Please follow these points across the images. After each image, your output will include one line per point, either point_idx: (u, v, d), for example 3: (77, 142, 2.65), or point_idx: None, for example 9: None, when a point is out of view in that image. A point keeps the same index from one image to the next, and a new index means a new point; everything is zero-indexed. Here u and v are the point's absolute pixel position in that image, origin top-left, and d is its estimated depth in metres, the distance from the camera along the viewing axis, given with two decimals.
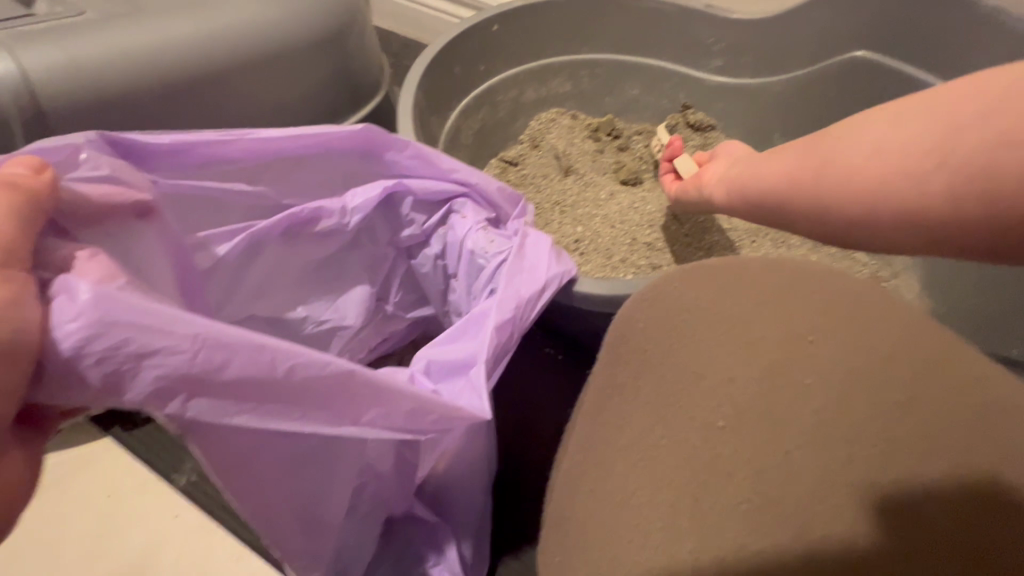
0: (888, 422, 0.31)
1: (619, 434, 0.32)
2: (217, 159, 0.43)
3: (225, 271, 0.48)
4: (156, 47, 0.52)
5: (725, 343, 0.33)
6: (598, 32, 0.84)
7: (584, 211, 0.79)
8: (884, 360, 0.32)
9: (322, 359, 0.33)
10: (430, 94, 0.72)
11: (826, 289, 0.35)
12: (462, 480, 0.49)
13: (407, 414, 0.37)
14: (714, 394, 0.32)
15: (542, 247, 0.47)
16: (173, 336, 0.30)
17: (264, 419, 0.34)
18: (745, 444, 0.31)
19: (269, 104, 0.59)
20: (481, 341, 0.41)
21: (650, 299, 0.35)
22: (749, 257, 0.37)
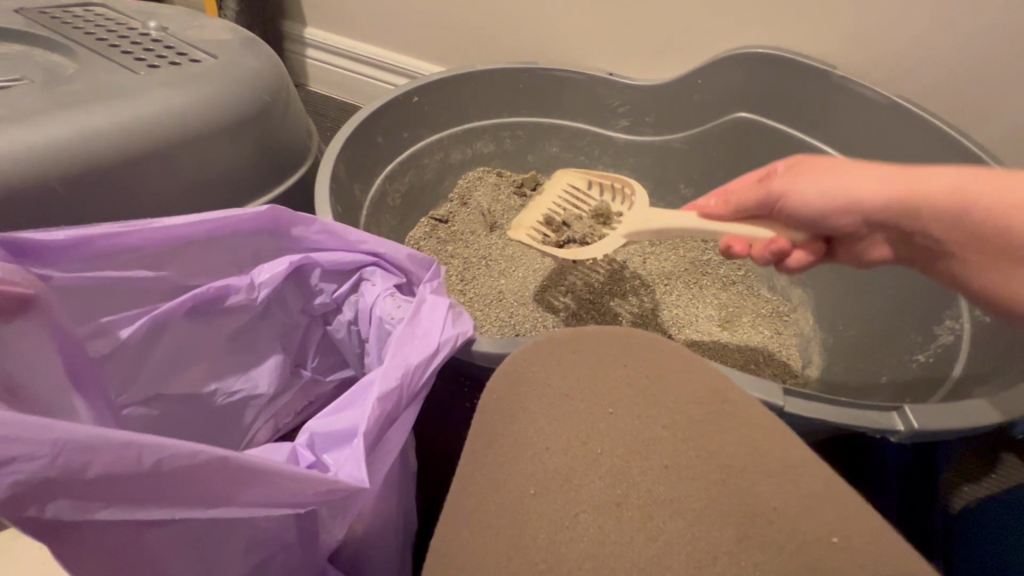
0: (712, 493, 0.30)
1: (468, 500, 0.32)
2: (115, 250, 0.45)
3: (126, 356, 0.49)
4: (64, 141, 0.54)
5: (565, 416, 0.33)
6: (514, 98, 0.91)
7: (508, 265, 0.83)
8: (716, 427, 0.32)
9: (189, 450, 0.36)
10: (355, 164, 0.76)
11: (673, 362, 0.35)
12: (373, 541, 0.52)
13: (285, 491, 0.40)
14: (545, 470, 0.31)
15: (438, 310, 0.50)
16: (31, 443, 0.32)
17: (130, 510, 0.36)
18: (556, 513, 0.30)
19: (188, 185, 0.62)
20: (363, 411, 0.43)
21: (510, 376, 0.36)
22: (605, 330, 0.38)
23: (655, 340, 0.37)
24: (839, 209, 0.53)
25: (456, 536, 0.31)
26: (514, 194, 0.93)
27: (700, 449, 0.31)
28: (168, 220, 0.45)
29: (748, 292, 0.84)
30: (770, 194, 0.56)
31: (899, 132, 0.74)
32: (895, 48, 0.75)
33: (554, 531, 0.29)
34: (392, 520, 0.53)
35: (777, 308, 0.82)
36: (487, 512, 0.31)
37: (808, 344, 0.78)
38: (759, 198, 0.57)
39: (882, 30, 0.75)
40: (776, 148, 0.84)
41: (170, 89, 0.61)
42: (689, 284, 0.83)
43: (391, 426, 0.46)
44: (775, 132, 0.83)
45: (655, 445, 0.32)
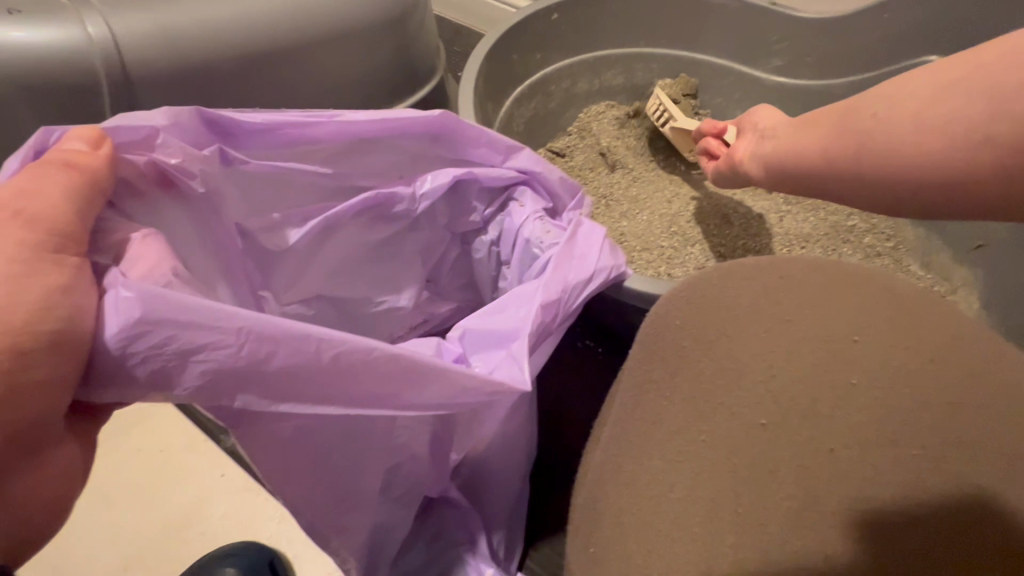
0: (933, 422, 0.32)
1: (656, 428, 0.35)
2: (301, 141, 0.43)
3: (293, 256, 0.49)
4: (233, 20, 0.53)
5: (765, 341, 0.35)
6: (657, 24, 0.83)
7: (630, 207, 0.78)
8: (931, 363, 0.34)
9: (366, 347, 0.35)
10: (489, 80, 0.72)
11: (871, 293, 0.37)
12: (498, 462, 0.51)
13: (450, 390, 0.39)
14: (754, 392, 0.34)
15: (594, 237, 0.47)
16: (218, 332, 0.32)
17: (313, 406, 0.37)
18: (787, 442, 0.33)
19: (333, 83, 0.60)
20: (524, 319, 0.41)
21: (687, 297, 0.38)
22: (792, 260, 0.39)
23: (857, 278, 0.38)
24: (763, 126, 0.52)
25: (648, 457, 0.34)
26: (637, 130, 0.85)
27: (905, 369, 0.34)
28: (352, 115, 0.43)
29: (899, 266, 0.75)
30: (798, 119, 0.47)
31: None
32: None
33: (791, 448, 0.33)
34: (517, 448, 0.51)
35: (934, 287, 0.73)
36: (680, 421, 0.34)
37: None
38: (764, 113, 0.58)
39: None
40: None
41: None
42: (830, 249, 0.76)
43: (544, 343, 0.44)
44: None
45: (864, 370, 0.34)
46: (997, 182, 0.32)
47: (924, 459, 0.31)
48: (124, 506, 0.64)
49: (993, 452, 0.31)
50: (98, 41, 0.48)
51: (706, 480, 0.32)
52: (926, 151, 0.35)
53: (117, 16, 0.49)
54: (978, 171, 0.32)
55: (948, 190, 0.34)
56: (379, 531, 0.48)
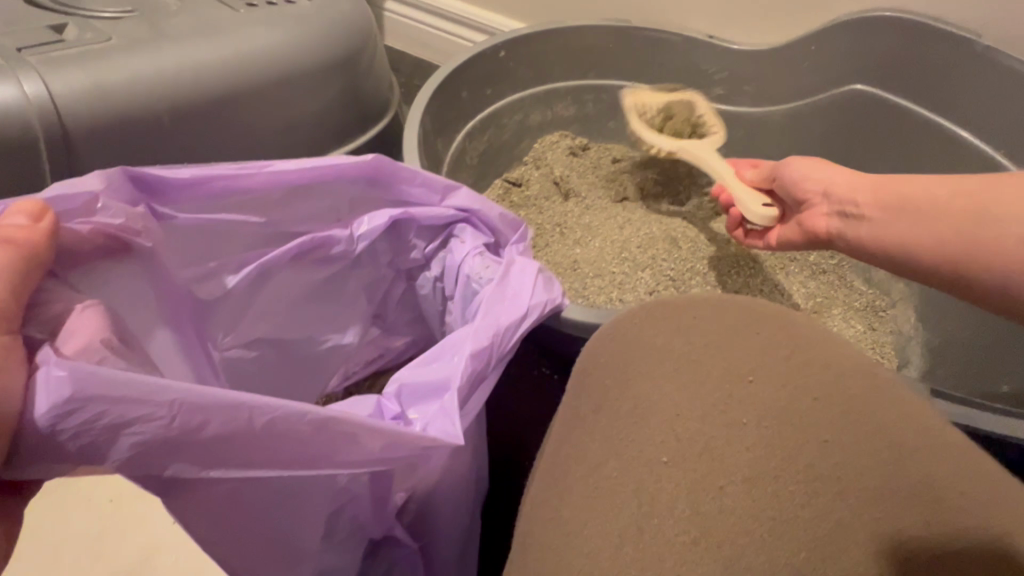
0: (823, 457, 0.33)
1: (575, 464, 0.35)
2: (229, 192, 0.45)
3: (231, 302, 0.49)
4: (175, 76, 0.55)
5: (672, 377, 0.37)
6: (602, 57, 0.86)
7: (583, 235, 0.80)
8: (823, 398, 0.36)
9: (298, 410, 0.35)
10: (437, 117, 0.74)
11: (771, 331, 0.39)
12: (445, 501, 0.51)
13: (388, 440, 0.39)
14: (659, 427, 0.35)
15: (528, 274, 0.49)
16: (150, 405, 0.32)
17: (245, 470, 0.37)
18: (686, 476, 0.33)
19: (278, 128, 0.61)
20: (456, 366, 0.42)
21: (609, 334, 0.40)
22: (703, 300, 0.41)
23: (765, 314, 0.40)
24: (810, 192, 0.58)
25: (566, 496, 0.34)
26: (586, 159, 0.88)
27: (798, 403, 0.35)
28: (280, 165, 0.45)
29: (844, 281, 0.78)
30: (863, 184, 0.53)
31: None
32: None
33: (688, 483, 0.33)
34: (462, 485, 0.52)
35: (875, 301, 0.76)
36: (593, 456, 0.35)
37: (907, 343, 0.73)
38: (803, 176, 0.59)
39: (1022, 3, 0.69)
40: (888, 126, 0.79)
41: (267, 29, 0.61)
42: (776, 269, 0.78)
43: (483, 386, 0.44)
44: (895, 106, 0.78)
45: (759, 403, 0.35)
46: None
47: (811, 495, 0.32)
48: (70, 563, 0.62)
49: (876, 493, 0.32)
50: (35, 99, 0.49)
51: (612, 515, 0.32)
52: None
53: (55, 75, 0.50)
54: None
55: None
56: None
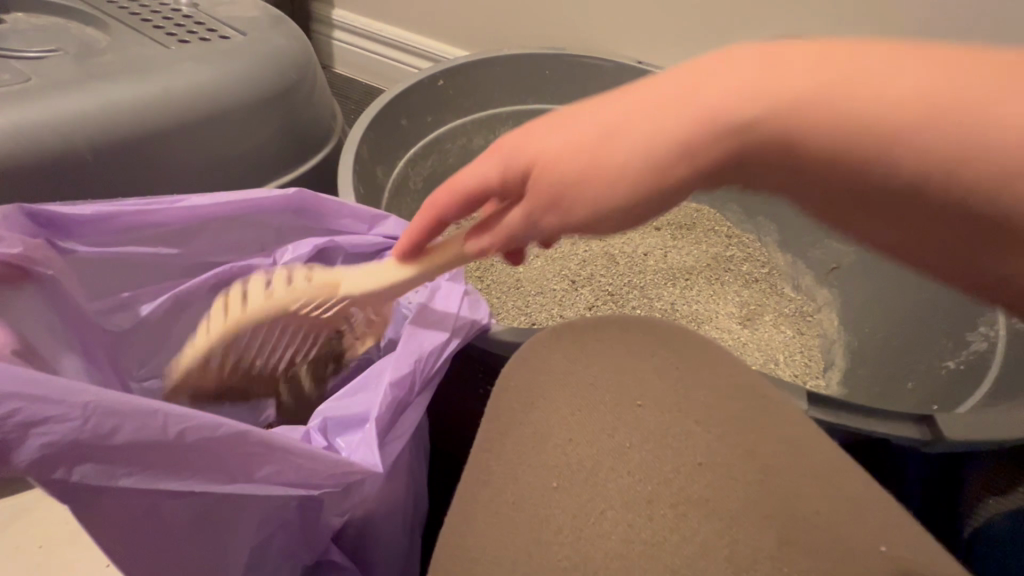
0: (704, 479, 0.36)
1: (483, 488, 0.36)
2: (142, 226, 0.45)
3: (145, 332, 0.50)
4: (101, 113, 0.55)
5: (570, 404, 0.39)
6: (539, 83, 0.89)
7: (525, 253, 0.82)
8: (709, 417, 0.38)
9: (215, 422, 0.37)
10: (377, 145, 0.76)
11: (669, 352, 0.41)
12: (382, 521, 0.52)
13: (299, 469, 0.41)
14: (553, 454, 0.37)
15: (454, 297, 0.51)
16: (65, 405, 0.33)
17: (155, 481, 0.36)
18: (573, 502, 0.35)
19: (212, 162, 0.62)
20: (376, 396, 0.45)
21: (525, 361, 0.41)
22: (608, 323, 0.43)
23: (665, 335, 0.42)
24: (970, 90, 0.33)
25: (473, 522, 0.35)
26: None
27: (683, 424, 0.38)
28: (200, 199, 0.46)
29: (772, 289, 0.83)
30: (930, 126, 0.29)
31: None
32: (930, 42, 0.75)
33: (574, 508, 0.35)
34: (399, 504, 0.53)
35: (801, 307, 0.81)
36: (501, 482, 0.36)
37: (831, 346, 0.77)
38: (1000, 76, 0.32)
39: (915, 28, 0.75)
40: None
41: (199, 65, 0.61)
42: (710, 280, 0.82)
43: (404, 409, 0.46)
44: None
45: (643, 426, 0.38)
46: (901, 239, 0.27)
47: (686, 514, 0.35)
48: None
49: (748, 516, 0.34)
50: None
51: (506, 538, 0.34)
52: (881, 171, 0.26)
53: None
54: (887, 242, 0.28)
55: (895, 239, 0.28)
56: None
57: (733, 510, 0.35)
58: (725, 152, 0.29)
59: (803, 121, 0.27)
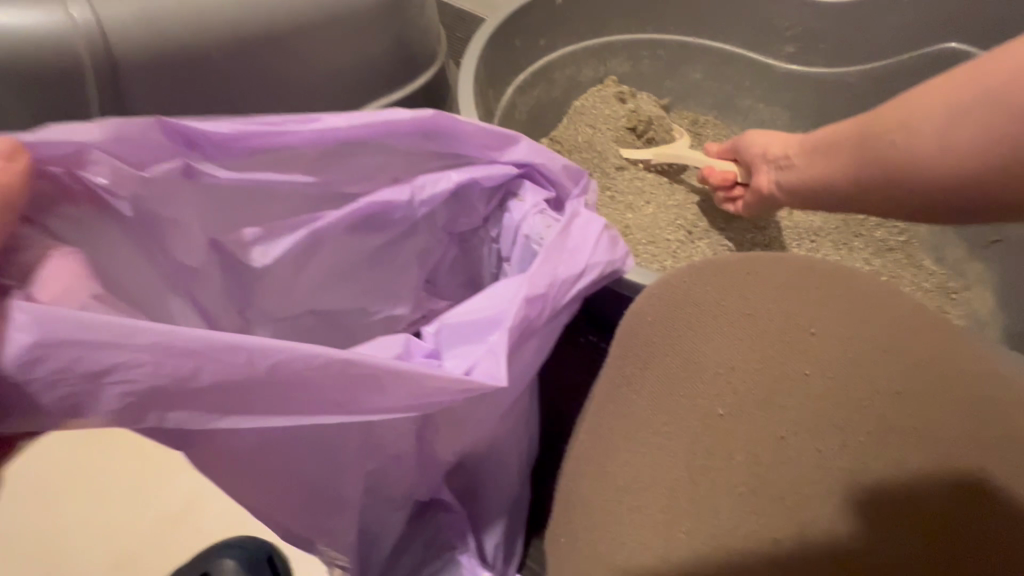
0: (871, 407, 0.37)
1: (626, 422, 0.38)
2: (273, 148, 0.42)
3: (273, 274, 0.47)
4: (222, 4, 0.51)
5: (726, 333, 0.39)
6: (664, 9, 0.80)
7: (636, 198, 0.74)
8: (880, 348, 0.38)
9: (305, 353, 0.34)
10: (489, 67, 0.70)
11: (827, 284, 0.40)
12: (497, 461, 0.50)
13: (412, 391, 0.37)
14: (713, 381, 0.38)
15: (592, 229, 0.45)
16: (132, 351, 0.31)
17: (258, 417, 0.36)
18: (738, 430, 0.37)
19: (325, 70, 0.58)
20: (510, 303, 0.40)
21: (665, 291, 0.40)
22: (755, 253, 0.42)
23: (817, 265, 0.41)
24: (860, 152, 0.45)
25: (617, 454, 0.37)
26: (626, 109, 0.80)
27: (851, 356, 0.38)
28: (336, 118, 0.42)
29: (914, 259, 0.73)
30: (877, 153, 0.44)
31: None
32: None
33: (741, 431, 0.37)
34: (512, 449, 0.50)
35: (947, 283, 0.72)
36: (646, 415, 0.37)
37: (981, 330, 0.68)
38: (786, 149, 0.58)
39: None
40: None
41: None
42: (840, 245, 0.74)
43: (529, 336, 0.42)
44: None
45: (810, 352, 0.39)
46: (980, 194, 0.38)
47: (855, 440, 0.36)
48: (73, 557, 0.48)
49: (883, 456, 0.36)
50: (81, 24, 0.46)
51: (658, 469, 0.36)
52: (947, 168, 0.39)
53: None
54: (913, 205, 0.42)
55: (948, 214, 0.40)
56: (366, 532, 0.48)
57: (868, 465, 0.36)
58: (859, 174, 0.46)
59: (895, 149, 0.42)
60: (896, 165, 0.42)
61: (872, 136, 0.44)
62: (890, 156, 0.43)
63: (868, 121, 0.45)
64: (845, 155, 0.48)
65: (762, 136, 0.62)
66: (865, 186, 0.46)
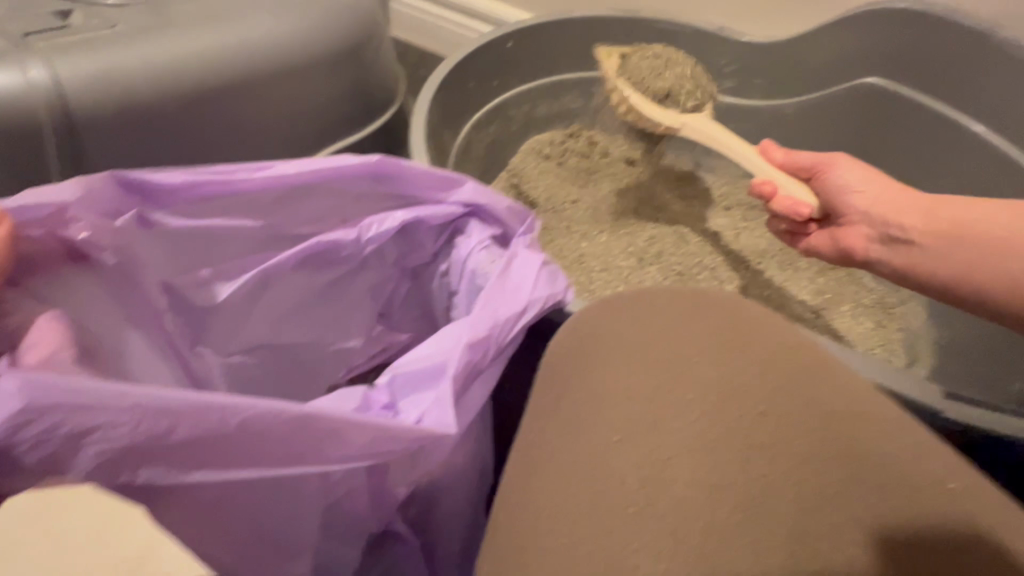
0: (772, 438, 0.36)
1: (536, 458, 0.36)
2: (224, 194, 0.45)
3: (226, 312, 0.49)
4: (179, 60, 0.54)
5: (630, 364, 0.38)
6: (611, 48, 0.85)
7: (585, 231, 0.79)
8: (779, 377, 0.38)
9: (271, 410, 0.35)
10: (444, 107, 0.73)
11: (728, 317, 0.41)
12: (449, 489, 0.51)
13: (370, 438, 0.38)
14: (617, 412, 0.37)
15: (532, 266, 0.47)
16: (111, 412, 0.32)
17: (223, 470, 0.37)
18: (641, 459, 0.35)
19: (282, 118, 0.61)
20: (454, 349, 0.41)
21: (578, 326, 0.41)
22: (661, 289, 0.42)
23: (720, 302, 0.41)
24: (936, 239, 0.50)
25: (527, 490, 0.35)
26: (659, 64, 0.70)
27: (750, 387, 0.37)
28: (284, 167, 0.45)
29: (855, 275, 0.77)
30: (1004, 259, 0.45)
31: None
32: None
33: (643, 460, 0.35)
34: (466, 476, 0.52)
35: (887, 297, 0.75)
36: (554, 448, 0.36)
37: (917, 342, 0.72)
38: (868, 204, 0.55)
39: None
40: (926, 129, 0.75)
41: (275, 14, 0.60)
42: (786, 265, 0.77)
43: (473, 376, 0.44)
44: (928, 112, 0.74)
45: (708, 381, 0.38)
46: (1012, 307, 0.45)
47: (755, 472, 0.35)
48: None
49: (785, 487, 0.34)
50: (41, 84, 0.49)
51: (566, 506, 0.34)
52: (1006, 285, 0.45)
53: (62, 61, 0.50)
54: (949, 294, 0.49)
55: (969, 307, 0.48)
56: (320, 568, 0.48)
57: (801, 522, 0.33)
58: (937, 259, 0.50)
59: (974, 246, 0.47)
60: (969, 270, 0.47)
61: (979, 232, 0.47)
62: (964, 247, 0.48)
63: (1010, 241, 0.45)
64: (917, 233, 0.52)
65: (851, 175, 0.58)
66: (933, 274, 0.50)
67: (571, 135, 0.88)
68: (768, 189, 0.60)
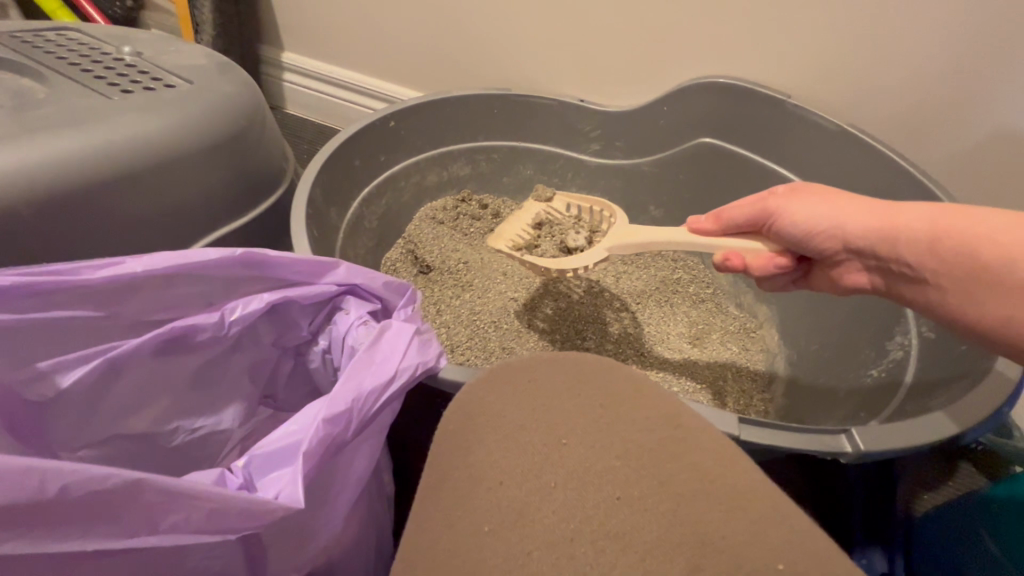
0: (645, 516, 0.35)
1: (424, 548, 0.35)
2: (67, 285, 0.44)
3: (72, 401, 0.47)
4: (36, 163, 0.53)
5: (507, 443, 0.38)
6: (489, 121, 0.92)
7: (478, 290, 0.84)
8: (653, 446, 0.38)
9: (98, 475, 0.35)
10: (328, 187, 0.77)
11: (605, 384, 0.41)
12: (343, 564, 0.52)
13: (208, 513, 0.38)
14: (490, 495, 0.36)
15: (403, 336, 0.51)
16: None
17: (38, 542, 0.35)
18: (509, 546, 0.34)
19: (155, 212, 0.61)
20: (307, 428, 0.43)
21: (465, 403, 0.40)
22: (541, 357, 0.42)
23: (597, 368, 0.42)
24: (937, 273, 0.49)
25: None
26: (556, 220, 0.77)
27: (621, 460, 0.37)
28: (142, 261, 0.46)
29: (719, 306, 0.87)
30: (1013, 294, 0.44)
31: (860, 159, 0.79)
32: (850, 78, 0.80)
33: (514, 546, 0.34)
34: (361, 546, 0.53)
35: (746, 323, 0.86)
36: (435, 536, 0.35)
37: (775, 361, 0.81)
38: (846, 240, 0.56)
39: (829, 63, 0.79)
40: (757, 178, 0.88)
41: (143, 114, 0.61)
42: (661, 302, 0.86)
43: (336, 449, 0.45)
44: (757, 165, 0.87)
45: (577, 456, 0.37)
46: None
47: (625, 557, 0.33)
48: None
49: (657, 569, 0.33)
50: None
51: None
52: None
53: None
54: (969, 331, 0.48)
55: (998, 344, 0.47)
56: None
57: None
58: (940, 293, 0.49)
59: (978, 279, 0.46)
60: (984, 308, 0.46)
61: (981, 264, 0.46)
62: (970, 279, 0.46)
63: (990, 269, 0.45)
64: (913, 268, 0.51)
65: (809, 214, 0.58)
66: (945, 310, 0.49)
67: (462, 200, 0.95)
68: (736, 257, 0.64)
